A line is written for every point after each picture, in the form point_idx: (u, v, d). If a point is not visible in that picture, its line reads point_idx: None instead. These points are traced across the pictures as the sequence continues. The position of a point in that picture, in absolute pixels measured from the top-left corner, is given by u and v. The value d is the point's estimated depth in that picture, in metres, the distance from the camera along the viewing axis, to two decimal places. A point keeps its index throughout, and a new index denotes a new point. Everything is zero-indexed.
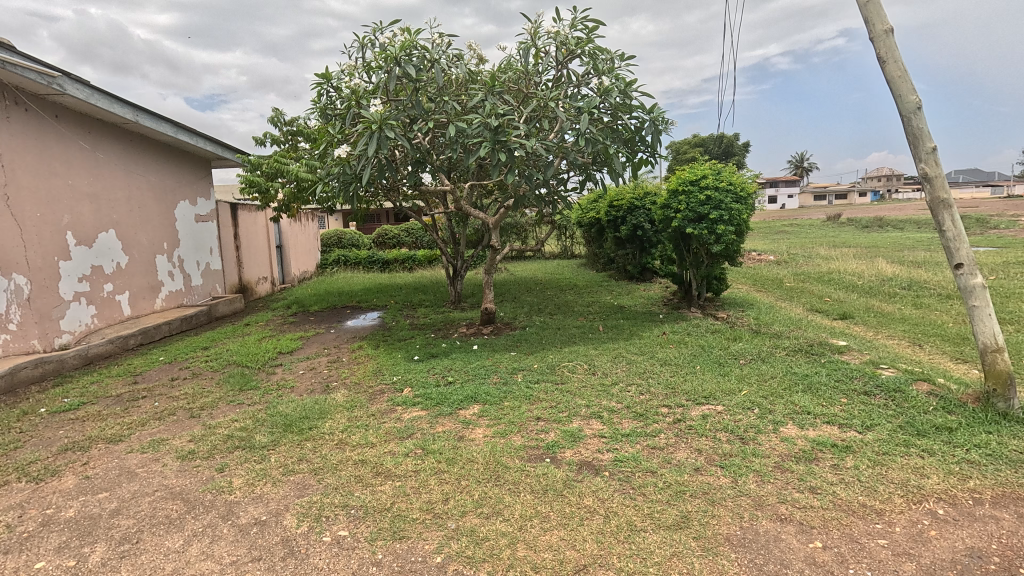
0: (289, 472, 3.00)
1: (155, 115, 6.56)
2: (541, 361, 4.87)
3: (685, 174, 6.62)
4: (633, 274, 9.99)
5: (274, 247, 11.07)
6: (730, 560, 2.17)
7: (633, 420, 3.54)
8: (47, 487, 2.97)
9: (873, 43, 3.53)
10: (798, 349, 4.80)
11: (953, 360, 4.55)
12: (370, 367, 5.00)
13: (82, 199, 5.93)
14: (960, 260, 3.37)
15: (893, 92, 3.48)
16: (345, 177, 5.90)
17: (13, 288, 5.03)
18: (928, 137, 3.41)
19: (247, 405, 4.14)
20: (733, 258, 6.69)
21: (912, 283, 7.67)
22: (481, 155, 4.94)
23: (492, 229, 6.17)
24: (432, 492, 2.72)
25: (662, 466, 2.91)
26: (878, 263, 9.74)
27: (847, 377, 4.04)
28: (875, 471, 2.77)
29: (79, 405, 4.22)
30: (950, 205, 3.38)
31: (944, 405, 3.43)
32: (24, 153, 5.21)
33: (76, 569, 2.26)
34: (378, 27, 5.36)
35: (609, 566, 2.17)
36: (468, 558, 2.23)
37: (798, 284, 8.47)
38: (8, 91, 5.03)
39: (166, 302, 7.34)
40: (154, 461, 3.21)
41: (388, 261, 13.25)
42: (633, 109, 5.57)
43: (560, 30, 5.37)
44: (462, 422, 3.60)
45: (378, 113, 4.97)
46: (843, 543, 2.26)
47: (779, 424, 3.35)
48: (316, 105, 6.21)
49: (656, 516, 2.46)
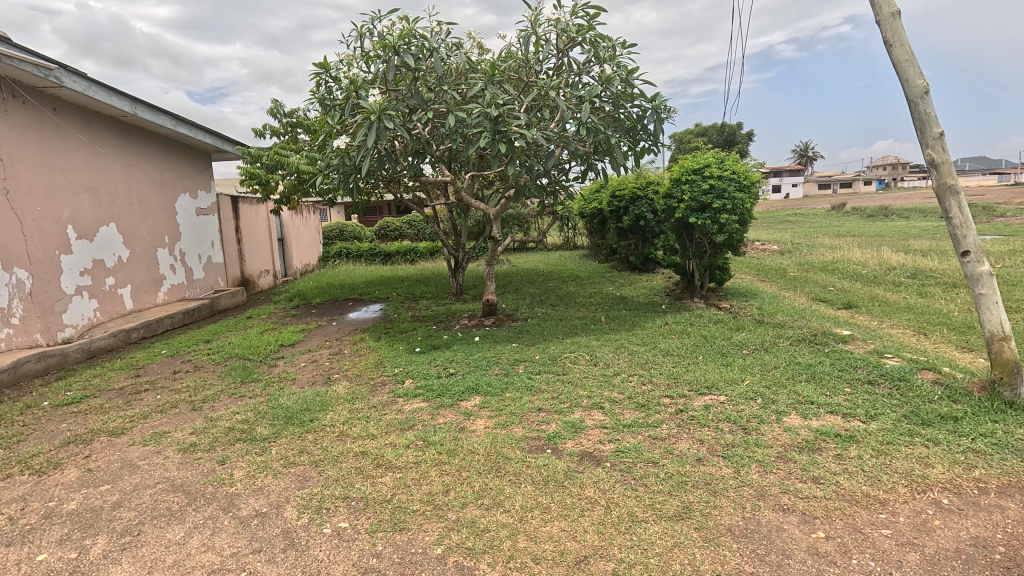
0: (291, 464, 3.00)
1: (153, 107, 6.52)
2: (542, 352, 4.85)
3: (688, 163, 6.55)
4: (635, 265, 9.94)
5: (275, 240, 11.05)
6: (732, 551, 2.16)
7: (635, 411, 3.52)
8: (49, 480, 2.98)
9: (879, 26, 3.46)
10: (801, 338, 4.76)
11: (959, 349, 4.50)
12: (372, 359, 4.99)
13: (82, 192, 5.92)
14: (967, 248, 3.32)
15: (899, 77, 3.42)
16: (344, 168, 5.85)
17: (15, 282, 5.02)
18: (935, 123, 3.34)
19: (249, 397, 4.14)
20: (736, 248, 6.64)
21: (917, 272, 7.60)
22: (481, 146, 4.89)
23: (494, 220, 6.12)
24: (432, 484, 2.72)
25: (664, 456, 2.90)
26: (883, 252, 9.66)
27: (851, 366, 4.01)
28: (879, 461, 2.74)
29: (82, 398, 4.24)
30: (957, 191, 3.32)
31: (949, 395, 3.40)
32: (23, 147, 5.19)
33: (78, 561, 2.26)
34: (376, 15, 5.29)
35: (609, 557, 2.15)
36: (468, 549, 2.22)
37: (802, 274, 8.41)
38: (5, 84, 4.99)
39: (169, 296, 7.35)
40: (156, 454, 3.22)
41: (390, 253, 13.22)
42: (635, 97, 5.51)
43: (561, 17, 5.31)
44: (463, 414, 3.59)
45: (378, 104, 4.92)
46: (845, 533, 2.24)
47: (782, 414, 3.33)
48: (315, 96, 6.16)
49: (657, 506, 2.45)
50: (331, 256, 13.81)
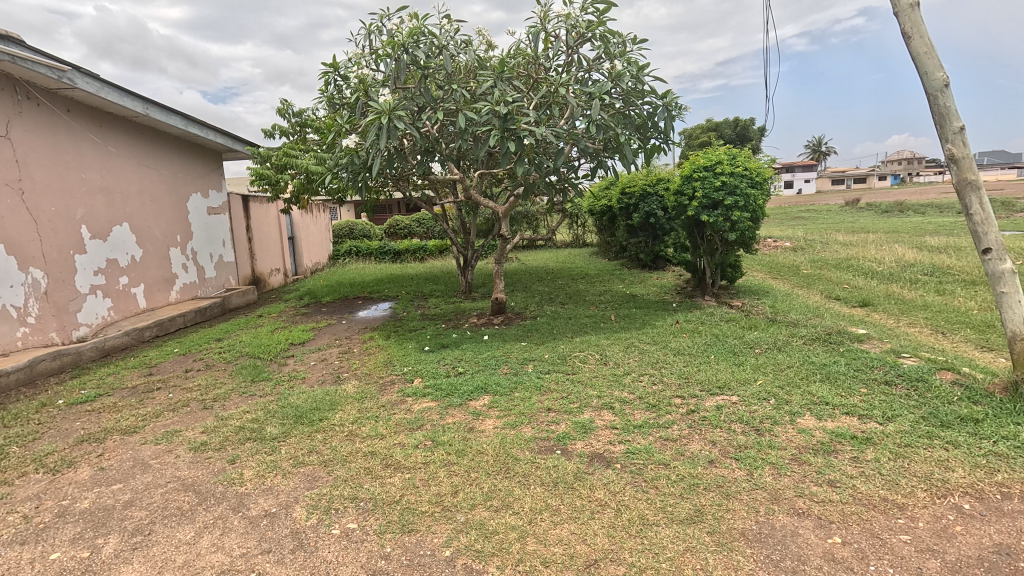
0: (300, 464, 3.00)
1: (164, 108, 6.56)
2: (552, 351, 4.82)
3: (700, 159, 6.43)
4: (646, 263, 9.86)
5: (286, 239, 11.12)
6: (745, 556, 2.12)
7: (646, 411, 3.49)
8: (63, 478, 3.00)
9: (898, 18, 3.37)
10: (815, 337, 4.68)
11: (979, 348, 4.40)
12: (381, 359, 4.98)
13: (95, 192, 5.99)
14: (988, 245, 3.24)
15: (918, 70, 3.32)
16: (353, 167, 5.85)
17: (30, 282, 5.09)
18: (956, 116, 3.24)
19: (259, 396, 4.16)
20: (748, 245, 6.56)
21: (935, 269, 7.43)
22: (491, 144, 4.85)
23: (502, 219, 6.06)
24: (441, 484, 2.71)
25: (675, 458, 2.86)
26: (900, 249, 9.47)
27: (867, 366, 3.93)
28: (897, 464, 2.68)
29: (95, 397, 4.28)
30: (978, 187, 3.23)
31: (969, 396, 3.32)
32: (37, 148, 5.25)
33: (89, 561, 2.27)
34: (385, 13, 5.28)
35: (620, 561, 2.12)
36: (477, 552, 2.21)
37: (816, 271, 8.27)
38: (19, 86, 5.05)
39: (181, 294, 7.41)
40: (167, 453, 3.24)
41: (400, 251, 13.26)
42: (645, 94, 5.44)
43: (571, 13, 5.24)
44: (472, 414, 3.57)
45: (387, 103, 4.89)
46: (863, 538, 2.18)
47: (796, 415, 3.27)
48: (324, 95, 6.17)
49: (669, 509, 2.42)
50: (341, 255, 13.87)
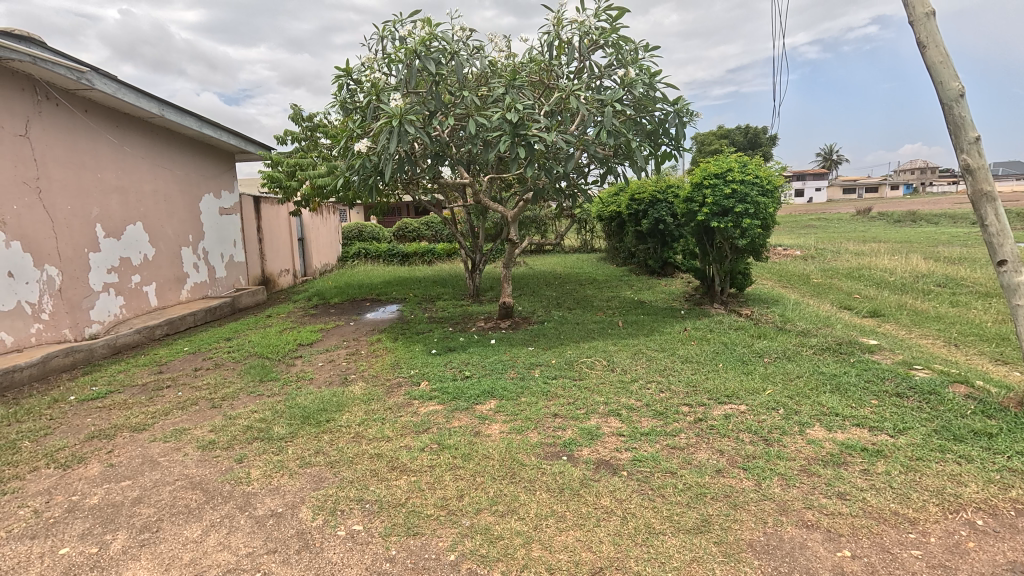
0: (307, 464, 3.01)
1: (179, 109, 6.64)
2: (559, 356, 4.81)
3: (710, 166, 6.41)
4: (654, 269, 9.82)
5: (295, 240, 11.20)
6: (752, 568, 2.09)
7: (653, 418, 3.46)
8: (74, 474, 3.04)
9: (913, 27, 3.33)
10: (825, 348, 4.63)
11: (993, 361, 4.34)
12: (388, 361, 5.00)
13: (110, 192, 6.08)
14: (1004, 257, 3.20)
15: (933, 79, 3.28)
16: (362, 169, 5.88)
17: (45, 280, 5.16)
18: (971, 127, 3.19)
19: (267, 397, 4.18)
20: (759, 253, 6.49)
21: (949, 280, 7.36)
22: (501, 149, 4.87)
23: (511, 223, 6.05)
24: (446, 489, 2.70)
25: (682, 466, 2.84)
26: (913, 258, 9.37)
27: (878, 377, 3.88)
28: (909, 477, 2.64)
29: (105, 394, 4.32)
30: (994, 198, 3.18)
31: (983, 409, 3.26)
32: (55, 147, 5.34)
33: (97, 557, 2.29)
34: (398, 18, 5.32)
35: (625, 570, 2.11)
36: (482, 557, 2.20)
37: (827, 280, 8.21)
38: (40, 86, 5.16)
39: (191, 293, 7.46)
40: (176, 451, 3.27)
41: (409, 254, 13.33)
42: (657, 101, 5.44)
43: (584, 19, 5.25)
44: (478, 418, 3.57)
45: (400, 109, 4.93)
46: (873, 552, 2.15)
47: (805, 426, 3.24)
48: (337, 99, 6.22)
49: (677, 518, 2.40)
50: (350, 256, 13.95)
